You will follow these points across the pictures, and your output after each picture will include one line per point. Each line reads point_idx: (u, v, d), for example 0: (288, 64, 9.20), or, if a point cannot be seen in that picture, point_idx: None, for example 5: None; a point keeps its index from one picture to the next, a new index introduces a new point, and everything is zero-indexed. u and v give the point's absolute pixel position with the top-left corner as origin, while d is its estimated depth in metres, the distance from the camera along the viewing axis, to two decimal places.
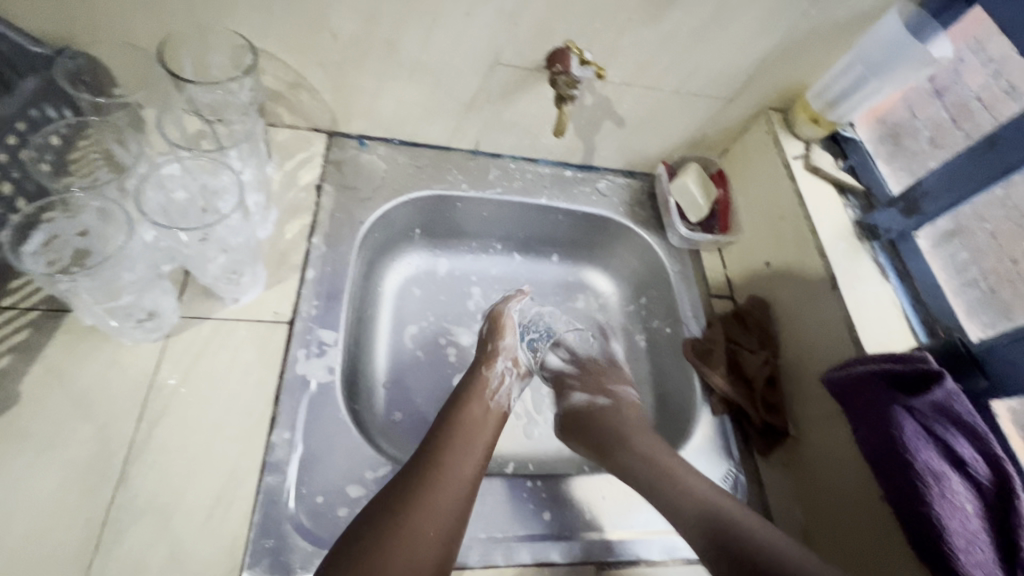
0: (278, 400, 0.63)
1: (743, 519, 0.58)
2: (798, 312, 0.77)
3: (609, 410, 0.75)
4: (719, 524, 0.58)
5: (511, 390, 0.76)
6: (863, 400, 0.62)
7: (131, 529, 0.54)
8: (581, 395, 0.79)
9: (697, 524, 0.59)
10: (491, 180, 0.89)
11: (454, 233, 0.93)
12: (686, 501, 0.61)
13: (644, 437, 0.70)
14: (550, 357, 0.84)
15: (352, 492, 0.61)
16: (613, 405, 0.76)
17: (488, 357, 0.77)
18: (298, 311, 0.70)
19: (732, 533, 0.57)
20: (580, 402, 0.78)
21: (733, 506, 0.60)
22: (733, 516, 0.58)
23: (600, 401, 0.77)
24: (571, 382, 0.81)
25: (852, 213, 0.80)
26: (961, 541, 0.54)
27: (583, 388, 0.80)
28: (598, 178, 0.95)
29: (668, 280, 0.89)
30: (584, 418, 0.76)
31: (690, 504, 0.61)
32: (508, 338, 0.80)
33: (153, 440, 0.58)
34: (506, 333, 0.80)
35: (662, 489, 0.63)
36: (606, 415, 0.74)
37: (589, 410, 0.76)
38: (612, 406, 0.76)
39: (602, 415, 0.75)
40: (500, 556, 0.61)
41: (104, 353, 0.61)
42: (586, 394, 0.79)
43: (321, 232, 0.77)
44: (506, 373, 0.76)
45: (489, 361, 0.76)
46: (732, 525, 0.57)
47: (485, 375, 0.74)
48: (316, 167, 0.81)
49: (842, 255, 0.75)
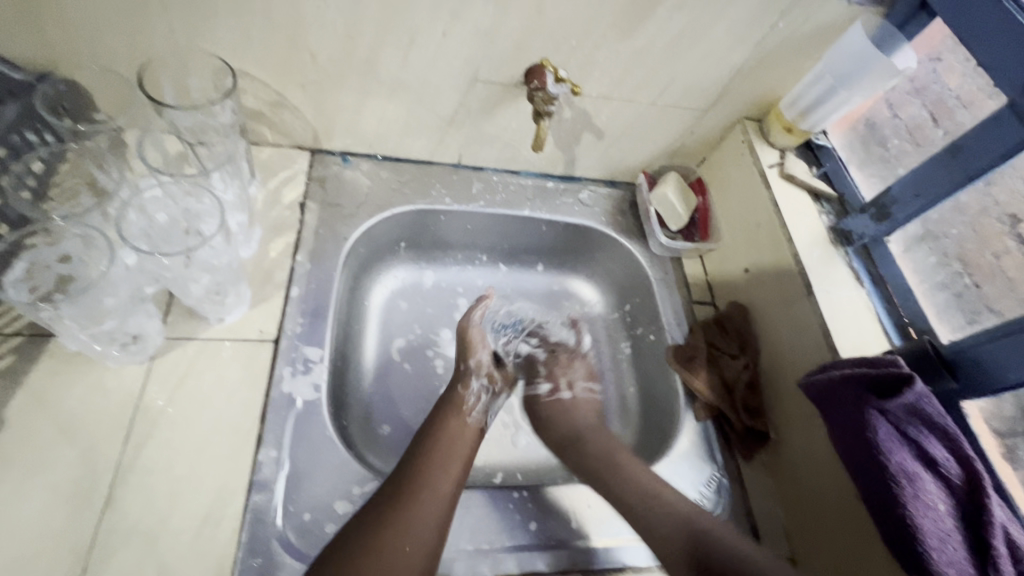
0: (264, 418, 0.64)
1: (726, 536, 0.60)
2: (776, 318, 0.79)
3: (578, 410, 0.80)
4: (700, 543, 0.59)
5: (487, 406, 0.76)
6: (837, 405, 0.64)
7: (117, 552, 0.54)
8: (543, 386, 0.83)
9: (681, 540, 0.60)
10: (475, 194, 0.90)
11: (439, 246, 0.94)
12: (664, 518, 0.62)
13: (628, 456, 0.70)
14: (522, 345, 0.89)
15: (339, 507, 0.62)
16: (573, 402, 0.81)
17: (463, 376, 0.77)
18: (283, 329, 0.70)
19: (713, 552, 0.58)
20: (540, 394, 0.83)
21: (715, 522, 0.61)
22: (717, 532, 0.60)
23: (562, 396, 0.82)
24: (538, 370, 0.85)
25: (826, 219, 0.82)
26: (934, 540, 0.56)
27: (547, 376, 0.84)
28: (580, 189, 0.96)
29: (650, 287, 0.90)
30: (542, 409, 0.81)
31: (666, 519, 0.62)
32: (479, 355, 0.79)
33: (139, 462, 0.59)
34: (477, 348, 0.79)
35: (633, 501, 0.65)
36: (592, 438, 0.75)
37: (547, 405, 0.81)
38: (574, 401, 0.81)
39: (562, 407, 0.80)
40: (487, 567, 0.62)
41: (88, 376, 0.62)
42: (549, 386, 0.83)
43: (305, 249, 0.77)
44: (483, 391, 0.77)
45: (464, 381, 0.76)
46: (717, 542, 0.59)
47: (461, 394, 0.74)
48: (300, 185, 0.82)
49: (817, 261, 0.77)
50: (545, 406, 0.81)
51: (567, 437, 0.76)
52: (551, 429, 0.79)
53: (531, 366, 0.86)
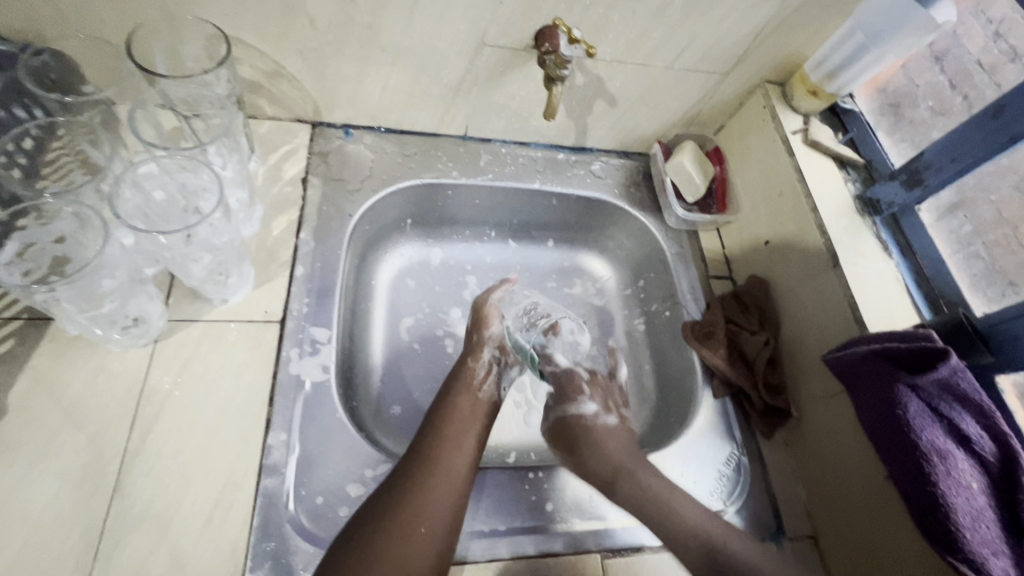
0: (272, 401, 0.62)
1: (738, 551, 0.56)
2: (799, 292, 0.76)
3: (614, 437, 0.67)
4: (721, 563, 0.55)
5: (500, 379, 0.74)
6: (866, 380, 0.62)
7: (128, 538, 0.53)
8: (589, 405, 0.70)
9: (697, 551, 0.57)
10: (483, 166, 0.86)
11: (447, 222, 0.91)
12: (692, 542, 0.57)
13: (649, 475, 0.63)
14: (557, 354, 0.76)
15: (353, 491, 0.61)
16: (618, 426, 0.69)
17: (475, 347, 0.75)
18: (289, 310, 0.68)
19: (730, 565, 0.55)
20: (587, 415, 0.69)
21: (719, 525, 0.59)
22: (735, 550, 0.56)
23: (607, 420, 0.69)
24: (581, 389, 0.72)
25: (852, 187, 0.78)
26: (967, 519, 0.54)
27: (593, 398, 0.71)
28: (592, 160, 0.92)
29: (666, 261, 0.87)
30: (582, 433, 0.68)
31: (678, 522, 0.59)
32: (494, 328, 0.77)
33: (146, 448, 0.57)
34: (491, 322, 0.77)
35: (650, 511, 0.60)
36: (609, 442, 0.66)
37: (591, 428, 0.68)
38: (617, 429, 0.69)
39: (603, 437, 0.67)
40: (505, 549, 0.61)
41: (91, 360, 0.60)
42: (595, 407, 0.70)
43: (309, 227, 0.74)
44: (494, 364, 0.74)
45: (475, 353, 0.74)
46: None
47: (472, 367, 0.72)
48: (301, 159, 0.79)
49: (844, 232, 0.73)
50: (587, 428, 0.68)
51: (611, 476, 0.63)
52: (585, 472, 0.65)
53: (571, 383, 0.72)
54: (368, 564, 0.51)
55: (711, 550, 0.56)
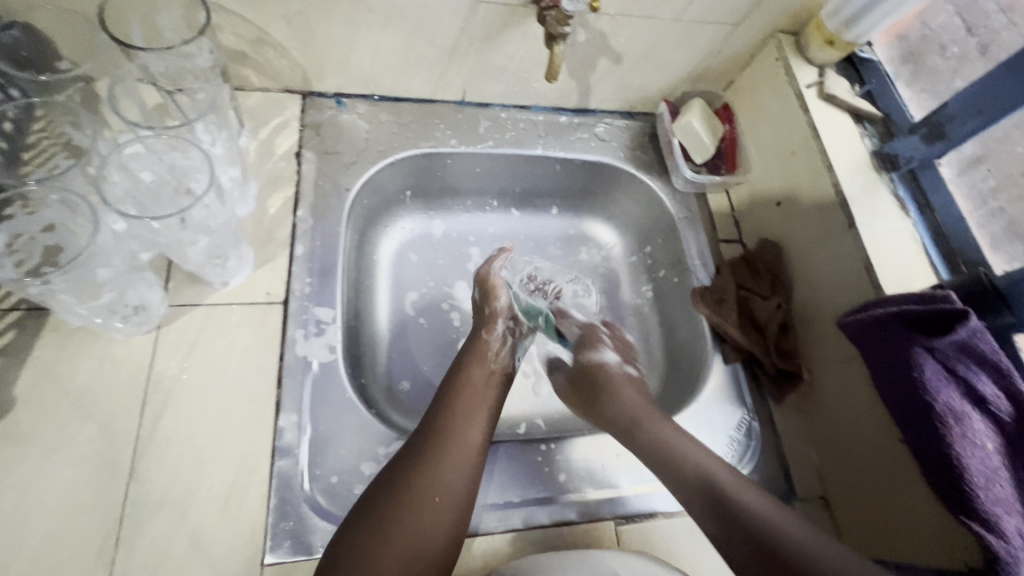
0: (280, 383, 0.62)
1: (747, 500, 0.55)
2: (812, 254, 0.74)
3: (635, 384, 0.70)
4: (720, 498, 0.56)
5: (514, 350, 0.73)
6: (879, 343, 0.61)
7: (148, 522, 0.54)
8: (610, 354, 0.73)
9: (694, 487, 0.57)
10: (482, 133, 0.83)
11: (447, 192, 0.88)
12: (686, 470, 0.59)
13: (652, 413, 0.64)
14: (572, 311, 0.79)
15: (367, 468, 0.61)
16: (639, 379, 0.71)
17: (489, 320, 0.73)
18: (291, 291, 0.67)
19: (736, 513, 0.54)
20: (608, 361, 0.72)
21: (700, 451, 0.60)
22: (729, 485, 0.56)
23: (630, 370, 0.72)
24: (603, 340, 0.75)
25: (869, 143, 0.74)
26: (981, 480, 0.53)
27: (614, 349, 0.74)
28: (595, 123, 0.89)
29: (674, 226, 0.85)
30: (603, 379, 0.70)
31: (682, 465, 0.59)
32: (503, 299, 0.74)
33: (157, 433, 0.57)
34: (499, 294, 0.75)
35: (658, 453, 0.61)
36: (624, 383, 0.69)
37: (613, 373, 0.70)
38: (638, 379, 0.71)
39: (623, 389, 0.68)
40: (519, 519, 0.62)
41: (94, 350, 0.59)
42: (616, 356, 0.73)
43: (306, 204, 0.72)
44: (508, 335, 0.73)
45: (488, 326, 0.72)
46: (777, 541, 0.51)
47: (486, 340, 0.71)
48: (294, 132, 0.76)
49: (860, 189, 0.70)
50: (611, 375, 0.70)
51: (630, 421, 0.65)
52: (605, 419, 0.67)
53: (594, 334, 0.75)
54: (380, 539, 0.50)
55: (715, 495, 0.56)
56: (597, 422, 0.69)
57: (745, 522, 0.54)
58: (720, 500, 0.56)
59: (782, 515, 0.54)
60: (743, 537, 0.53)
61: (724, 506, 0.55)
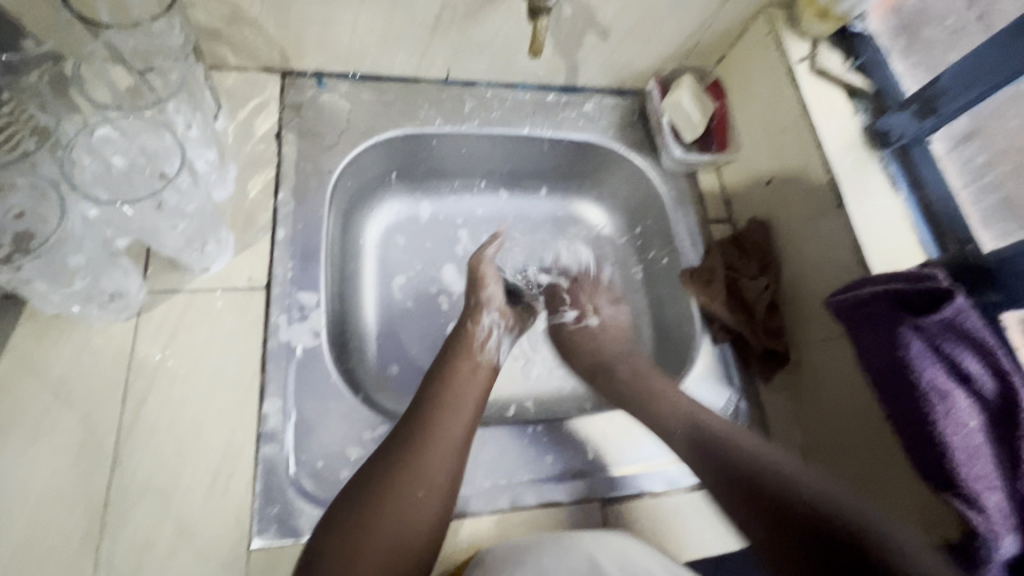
0: (264, 368, 0.61)
1: (732, 436, 0.61)
2: (801, 233, 0.73)
3: (597, 334, 0.79)
4: (709, 447, 0.61)
5: (499, 342, 0.73)
6: (866, 323, 0.61)
7: (133, 509, 0.54)
8: (569, 313, 0.83)
9: (685, 438, 0.63)
10: (468, 113, 0.81)
11: (434, 174, 0.87)
12: (677, 423, 0.64)
13: (645, 368, 0.73)
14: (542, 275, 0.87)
15: (353, 453, 0.61)
16: (601, 326, 0.80)
17: (473, 311, 0.73)
18: (273, 275, 0.66)
19: (721, 449, 0.60)
20: (567, 321, 0.82)
21: (703, 410, 0.65)
22: (722, 434, 0.61)
23: (590, 322, 0.81)
24: (563, 300, 0.84)
25: (862, 119, 0.72)
26: (963, 456, 0.54)
27: (572, 303, 0.84)
28: (584, 100, 0.87)
29: (663, 206, 0.84)
30: (571, 337, 0.80)
31: (675, 418, 0.65)
32: (489, 289, 0.74)
33: (140, 420, 0.57)
34: (488, 282, 0.75)
35: (655, 410, 0.66)
36: (592, 338, 0.79)
37: (579, 332, 0.80)
38: (599, 327, 0.80)
39: (582, 338, 0.80)
40: (506, 501, 0.62)
41: (73, 337, 0.58)
42: (575, 313, 0.83)
43: (287, 186, 0.71)
44: (494, 326, 0.73)
45: (474, 316, 0.72)
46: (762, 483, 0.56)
47: (471, 331, 0.71)
48: (273, 113, 0.74)
49: (850, 167, 0.69)
50: (574, 333, 0.81)
51: (593, 369, 0.76)
52: (576, 363, 0.79)
53: (555, 294, 0.85)
54: (361, 530, 0.50)
55: (700, 435, 0.62)
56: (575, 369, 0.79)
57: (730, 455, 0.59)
58: (705, 439, 0.61)
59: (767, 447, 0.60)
60: (725, 469, 0.58)
61: (710, 444, 0.61)
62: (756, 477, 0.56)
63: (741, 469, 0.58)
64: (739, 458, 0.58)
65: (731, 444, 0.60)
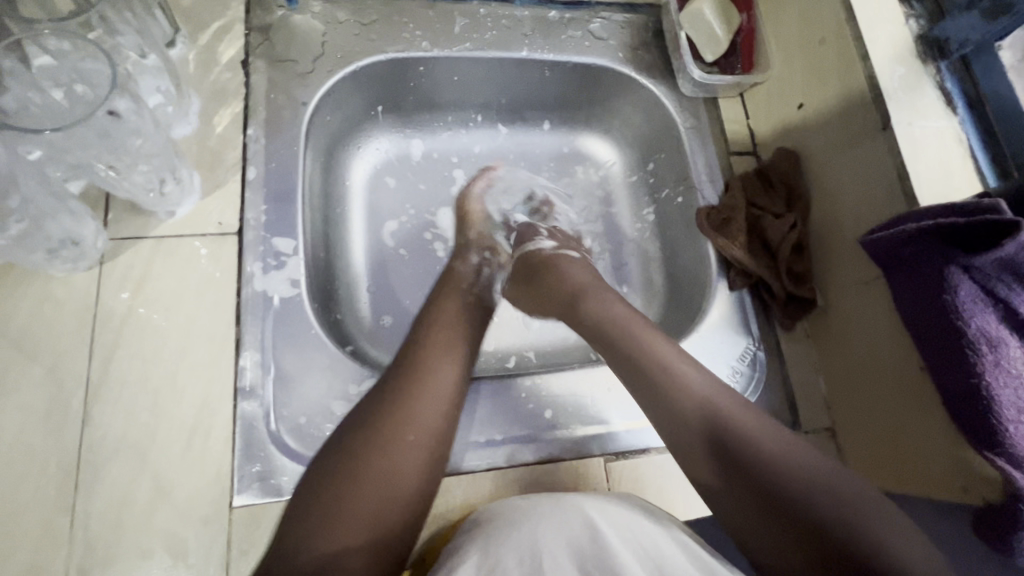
0: (240, 320, 0.57)
1: (756, 436, 0.46)
2: (834, 165, 0.65)
3: (575, 266, 0.64)
4: (725, 444, 0.46)
5: (491, 281, 0.68)
6: (911, 263, 0.53)
7: (107, 467, 0.51)
8: (548, 242, 0.67)
9: (697, 429, 0.48)
10: (459, 34, 0.72)
11: (425, 106, 0.78)
12: (686, 405, 0.49)
13: (638, 320, 0.57)
14: (518, 215, 0.75)
15: (338, 408, 0.56)
16: (582, 260, 0.66)
17: (462, 250, 0.68)
18: (245, 220, 0.60)
19: (747, 463, 0.45)
20: (545, 248, 0.66)
21: (715, 390, 0.50)
22: (742, 429, 0.47)
23: (568, 253, 0.66)
24: (540, 232, 0.69)
25: (914, 26, 0.61)
26: (1013, 412, 0.47)
27: (552, 237, 0.69)
28: (590, 17, 0.76)
29: (679, 138, 0.75)
30: (542, 262, 0.64)
31: (682, 400, 0.49)
32: (477, 227, 0.71)
33: (109, 376, 0.53)
34: (473, 222, 0.72)
35: (657, 386, 0.51)
36: (566, 267, 0.63)
37: (551, 257, 0.65)
38: (581, 261, 0.66)
39: (561, 263, 0.64)
40: (502, 457, 0.59)
41: (33, 288, 0.54)
42: (554, 243, 0.67)
43: (257, 121, 0.64)
44: (483, 266, 0.68)
45: (462, 256, 0.68)
46: (803, 513, 0.42)
47: (457, 269, 0.66)
48: (238, 37, 0.66)
49: (900, 83, 0.59)
50: (547, 261, 0.64)
51: (570, 298, 0.60)
52: (545, 299, 0.63)
53: (530, 230, 0.70)
54: (338, 487, 0.45)
55: (718, 437, 0.47)
56: (533, 305, 0.65)
57: (759, 475, 0.44)
58: (726, 445, 0.46)
59: (809, 462, 0.45)
60: (751, 484, 0.44)
61: (730, 452, 0.46)
62: (791, 499, 0.43)
63: (769, 484, 0.44)
64: (766, 469, 0.44)
65: (756, 450, 0.45)
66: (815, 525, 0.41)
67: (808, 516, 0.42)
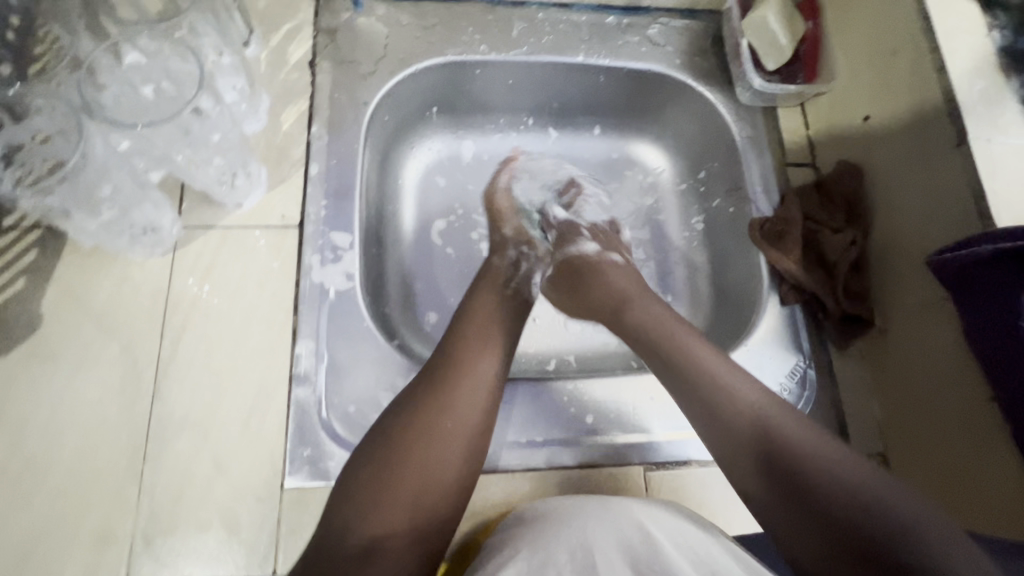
0: (297, 310, 0.59)
1: (805, 446, 0.45)
2: (902, 180, 0.62)
3: (619, 269, 0.65)
4: (775, 456, 0.45)
5: (530, 276, 0.67)
6: (984, 284, 0.50)
7: (172, 441, 0.54)
8: (590, 244, 0.68)
9: (745, 440, 0.46)
10: (516, 38, 0.73)
11: (478, 109, 0.79)
12: (734, 416, 0.48)
13: (678, 325, 0.56)
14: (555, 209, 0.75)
15: (385, 400, 0.58)
16: (625, 264, 0.66)
17: (499, 246, 0.68)
18: (306, 214, 0.63)
19: (806, 487, 0.43)
20: (589, 251, 0.67)
21: (762, 399, 0.48)
22: (791, 440, 0.45)
23: (611, 257, 0.67)
24: (581, 233, 0.70)
25: (999, 37, 0.57)
26: None
27: (596, 240, 0.69)
28: (648, 23, 0.76)
29: (735, 146, 0.73)
30: (588, 268, 0.65)
31: (731, 409, 0.48)
32: (508, 222, 0.72)
33: (177, 355, 0.57)
34: (504, 217, 0.72)
35: (702, 392, 0.50)
36: (612, 273, 0.64)
37: (597, 262, 0.66)
38: (624, 265, 0.66)
39: (608, 270, 0.64)
40: (542, 459, 0.59)
41: (113, 270, 0.58)
42: (596, 246, 0.68)
43: (321, 119, 0.66)
44: (522, 258, 0.67)
45: (499, 250, 0.68)
46: (860, 527, 0.40)
47: (496, 263, 0.66)
48: (307, 39, 0.69)
49: (983, 97, 0.56)
50: (592, 264, 0.65)
51: (616, 302, 0.61)
52: (585, 305, 0.64)
53: (571, 228, 0.71)
54: (383, 474, 0.46)
55: (768, 449, 0.45)
56: (580, 313, 0.66)
57: (816, 489, 0.43)
58: (776, 458, 0.45)
59: (881, 487, 0.42)
60: (803, 498, 0.43)
61: (791, 473, 0.44)
62: (846, 513, 0.41)
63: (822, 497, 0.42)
64: (819, 482, 0.43)
65: (807, 462, 0.44)
66: (871, 539, 0.40)
67: (864, 528, 0.40)
